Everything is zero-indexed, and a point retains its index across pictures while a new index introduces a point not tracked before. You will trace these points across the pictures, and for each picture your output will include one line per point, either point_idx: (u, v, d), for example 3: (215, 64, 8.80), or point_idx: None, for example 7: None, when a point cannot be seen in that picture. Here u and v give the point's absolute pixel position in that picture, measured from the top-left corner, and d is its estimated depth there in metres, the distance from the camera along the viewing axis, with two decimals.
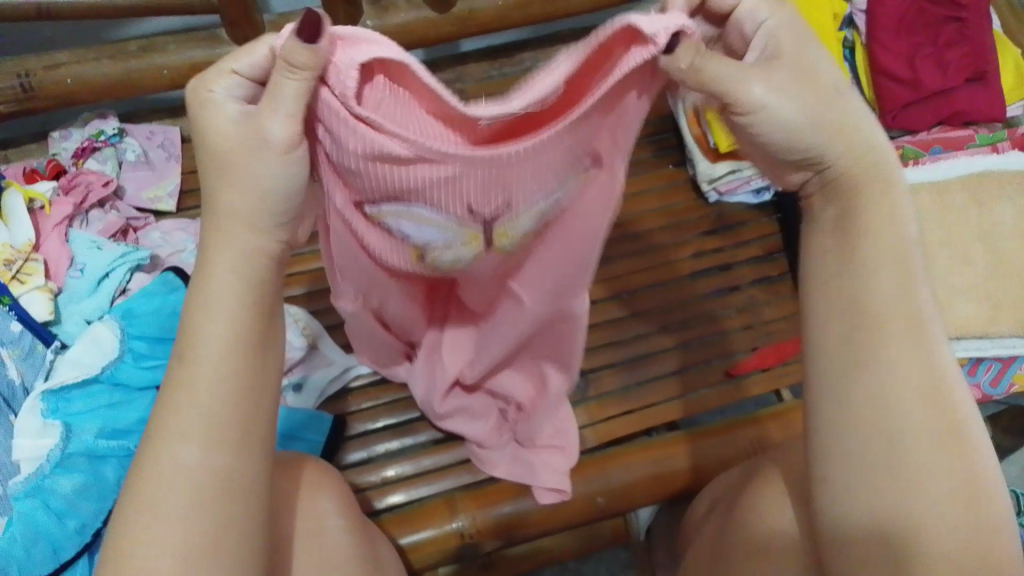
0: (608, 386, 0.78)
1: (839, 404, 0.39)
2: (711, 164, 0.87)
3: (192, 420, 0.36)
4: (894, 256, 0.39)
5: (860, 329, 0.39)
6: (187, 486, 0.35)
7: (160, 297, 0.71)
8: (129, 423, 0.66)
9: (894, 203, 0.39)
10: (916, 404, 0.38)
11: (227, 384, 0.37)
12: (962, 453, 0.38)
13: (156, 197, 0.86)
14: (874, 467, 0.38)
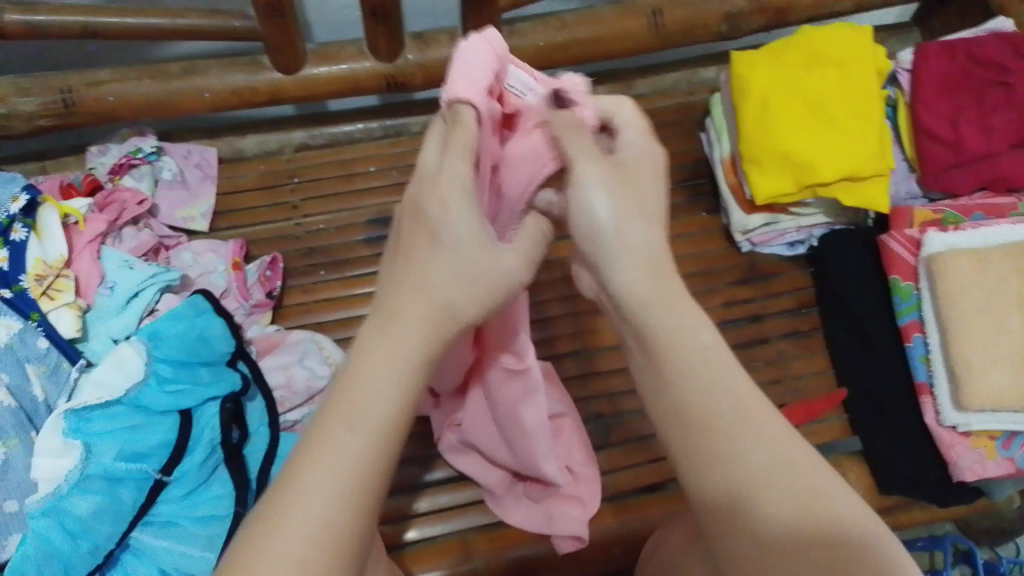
0: (630, 433, 0.81)
1: (709, 495, 0.38)
2: (746, 215, 0.84)
3: (329, 467, 0.37)
4: (703, 359, 0.41)
5: (694, 417, 0.40)
6: (298, 531, 0.35)
7: (188, 320, 0.71)
8: (149, 445, 0.66)
9: (679, 318, 0.42)
10: (756, 479, 0.37)
11: (367, 445, 0.38)
12: (815, 490, 0.36)
13: (190, 216, 0.87)
14: (752, 542, 0.36)
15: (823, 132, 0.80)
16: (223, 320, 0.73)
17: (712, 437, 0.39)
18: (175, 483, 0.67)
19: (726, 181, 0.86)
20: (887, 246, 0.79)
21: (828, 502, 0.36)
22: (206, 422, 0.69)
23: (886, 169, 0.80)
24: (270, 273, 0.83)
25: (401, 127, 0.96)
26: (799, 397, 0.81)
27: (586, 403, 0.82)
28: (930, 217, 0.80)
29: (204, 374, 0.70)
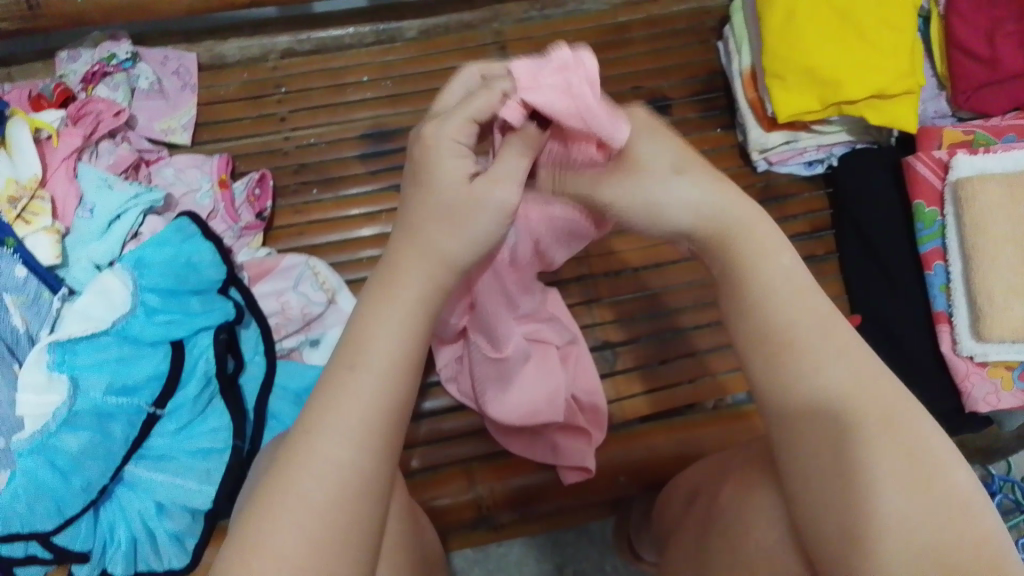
0: (636, 360, 0.80)
1: (792, 420, 0.40)
2: (764, 134, 0.80)
3: (337, 443, 0.34)
4: (789, 282, 0.41)
5: (792, 342, 0.40)
6: (317, 492, 0.34)
7: (176, 246, 0.67)
8: (140, 379, 0.63)
9: (765, 257, 0.42)
10: (831, 403, 0.39)
11: (373, 405, 0.35)
12: (909, 445, 0.37)
13: (170, 128, 0.82)
14: (830, 471, 0.38)
15: (849, 47, 0.75)
16: (214, 246, 0.68)
17: (795, 363, 0.40)
18: (169, 417, 0.64)
19: (745, 96, 0.81)
20: (914, 168, 0.75)
21: (897, 428, 0.38)
22: (200, 352, 0.65)
23: (914, 87, 0.76)
24: (259, 191, 0.78)
25: (394, 32, 0.90)
26: None
27: (592, 331, 0.81)
28: (959, 138, 0.75)
29: (195, 303, 0.66)
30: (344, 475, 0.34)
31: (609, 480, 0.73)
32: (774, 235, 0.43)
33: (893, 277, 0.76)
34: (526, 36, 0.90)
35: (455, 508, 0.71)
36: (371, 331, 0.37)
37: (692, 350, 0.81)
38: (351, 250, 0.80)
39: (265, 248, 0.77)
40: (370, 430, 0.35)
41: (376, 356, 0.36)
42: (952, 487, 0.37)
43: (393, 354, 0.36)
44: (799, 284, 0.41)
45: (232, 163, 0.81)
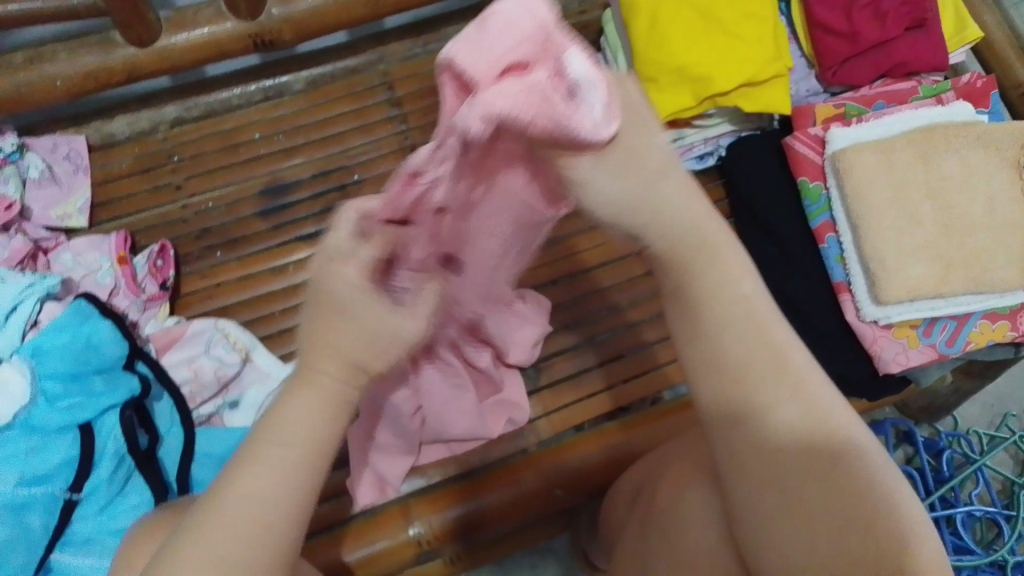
0: (560, 374, 0.80)
1: (733, 456, 0.39)
2: None
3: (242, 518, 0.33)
4: (742, 310, 0.39)
5: (725, 387, 0.39)
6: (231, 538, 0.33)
7: (73, 328, 0.66)
8: (50, 467, 0.62)
9: (717, 276, 0.40)
10: (784, 438, 0.37)
11: (291, 467, 0.35)
12: (856, 483, 0.36)
13: (66, 213, 0.82)
14: (777, 506, 0.37)
15: (715, 40, 0.77)
16: (110, 321, 0.68)
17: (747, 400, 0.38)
18: (86, 501, 0.63)
19: None
20: (794, 148, 0.77)
21: (857, 467, 0.36)
22: (109, 432, 0.65)
23: (783, 71, 0.78)
24: (161, 262, 0.78)
25: (281, 86, 0.90)
26: None
27: None
28: (832, 113, 0.78)
29: (98, 382, 0.66)
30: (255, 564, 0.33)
31: (547, 494, 0.73)
32: (726, 252, 0.41)
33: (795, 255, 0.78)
34: (412, 73, 0.91)
35: (395, 550, 0.69)
36: (290, 421, 0.36)
37: (614, 353, 0.81)
38: (261, 307, 0.79)
39: (173, 317, 0.77)
40: (285, 525, 0.34)
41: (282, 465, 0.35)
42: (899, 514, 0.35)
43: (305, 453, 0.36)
44: (747, 311, 0.39)
45: (131, 238, 0.81)
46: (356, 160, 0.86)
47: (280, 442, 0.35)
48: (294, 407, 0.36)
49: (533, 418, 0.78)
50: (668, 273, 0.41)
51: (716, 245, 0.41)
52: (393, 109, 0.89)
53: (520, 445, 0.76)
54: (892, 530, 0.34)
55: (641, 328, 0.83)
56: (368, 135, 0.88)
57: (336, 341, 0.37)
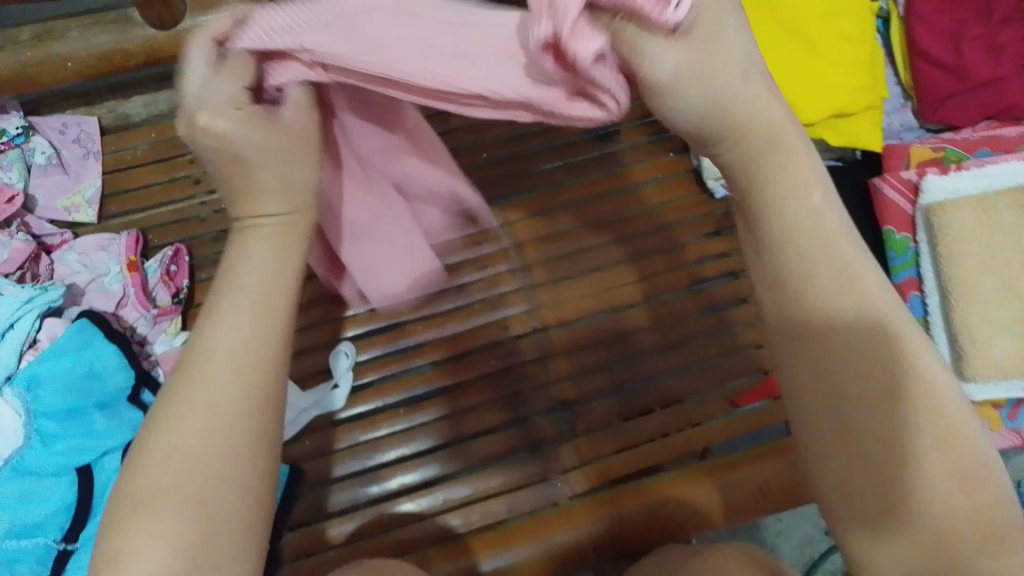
0: (599, 420, 0.73)
1: (813, 375, 0.31)
2: None
3: (183, 464, 0.31)
4: (799, 213, 0.32)
5: (808, 254, 0.32)
6: (198, 463, 0.31)
7: (72, 355, 0.60)
8: (43, 514, 0.57)
9: (792, 147, 0.33)
10: (851, 332, 0.31)
11: (205, 439, 0.32)
12: (896, 385, 0.31)
13: (74, 204, 0.75)
14: (829, 402, 0.31)
15: (804, 63, 0.68)
16: (118, 348, 0.62)
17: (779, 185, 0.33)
18: (82, 551, 0.58)
19: None
20: (881, 192, 0.69)
21: (906, 369, 0.31)
22: (108, 477, 0.59)
23: (876, 102, 0.69)
24: (175, 268, 0.71)
25: None
26: None
27: (548, 390, 0.73)
28: (926, 156, 0.70)
29: (98, 420, 0.60)
30: (223, 432, 0.32)
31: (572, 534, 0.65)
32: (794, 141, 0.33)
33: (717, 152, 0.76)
34: None
35: None
36: (213, 338, 0.34)
37: (661, 401, 0.74)
38: None
39: (184, 331, 0.71)
40: (227, 495, 0.31)
41: (214, 369, 0.33)
42: (949, 420, 0.31)
43: (233, 384, 0.33)
44: (804, 186, 0.33)
45: (142, 238, 0.74)
46: None
47: (223, 319, 0.35)
48: (227, 297, 0.36)
49: (567, 468, 0.71)
50: (740, 160, 0.33)
51: (785, 122, 0.34)
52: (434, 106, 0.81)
53: (551, 497, 0.70)
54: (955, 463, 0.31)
55: (693, 373, 0.75)
56: None
57: (273, 239, 0.39)
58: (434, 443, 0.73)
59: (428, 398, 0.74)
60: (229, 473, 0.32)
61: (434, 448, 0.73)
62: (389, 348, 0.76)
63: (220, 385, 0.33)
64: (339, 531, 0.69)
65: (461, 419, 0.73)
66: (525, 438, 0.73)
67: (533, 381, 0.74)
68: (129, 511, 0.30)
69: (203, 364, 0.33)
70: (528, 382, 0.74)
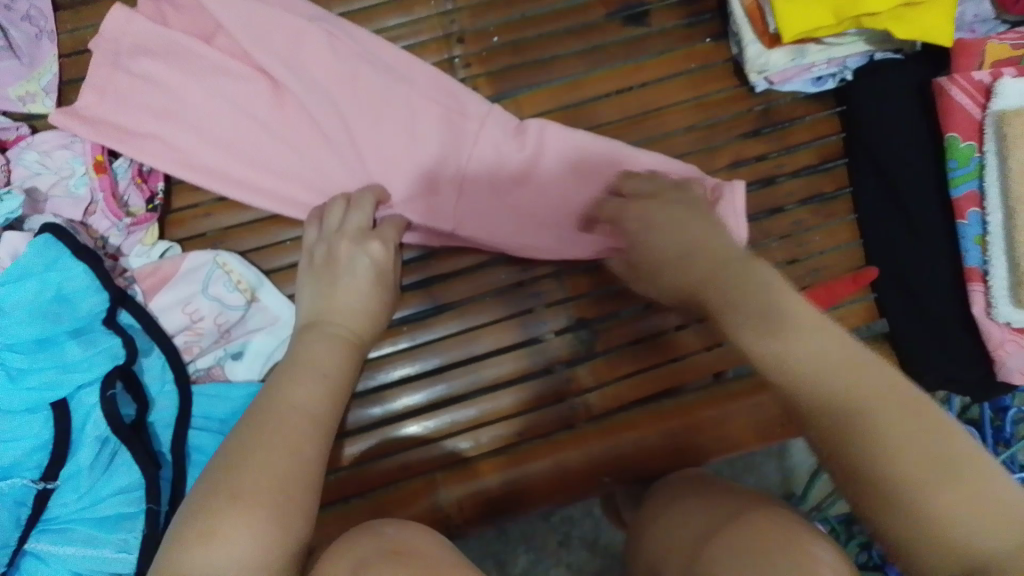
0: (618, 339, 0.69)
1: (826, 417, 0.39)
2: (766, 50, 0.67)
3: (257, 467, 0.43)
4: (812, 328, 0.42)
5: (767, 314, 0.43)
6: (271, 471, 0.43)
7: (37, 279, 0.54)
8: (18, 453, 0.53)
9: (740, 270, 0.47)
10: (861, 398, 0.39)
11: (278, 463, 0.43)
12: (914, 418, 0.38)
13: (29, 93, 0.65)
14: (846, 437, 0.39)
15: None
16: (90, 268, 0.55)
17: (736, 291, 0.45)
18: (64, 488, 0.54)
19: (740, 2, 0.67)
20: (949, 94, 0.63)
21: (901, 406, 0.38)
22: (87, 413, 0.54)
23: None
24: (149, 167, 0.64)
25: None
26: (821, 278, 0.70)
27: (565, 308, 0.68)
28: (1004, 55, 0.64)
29: (72, 351, 0.54)
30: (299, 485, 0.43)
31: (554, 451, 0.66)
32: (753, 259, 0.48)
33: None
34: None
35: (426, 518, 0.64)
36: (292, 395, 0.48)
37: (683, 320, 0.69)
38: (269, 234, 0.65)
39: (163, 242, 0.63)
40: (280, 517, 0.41)
41: (295, 418, 0.47)
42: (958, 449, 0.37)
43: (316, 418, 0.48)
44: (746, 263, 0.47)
45: None
46: None
47: (305, 378, 0.50)
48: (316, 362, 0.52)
49: (585, 390, 0.68)
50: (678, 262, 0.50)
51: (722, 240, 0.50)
52: None
53: (567, 420, 0.67)
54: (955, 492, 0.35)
55: None
56: (404, 16, 0.71)
57: (339, 291, 0.57)
58: (443, 362, 0.68)
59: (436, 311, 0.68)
60: (297, 495, 0.42)
61: (443, 368, 0.68)
62: None
63: (292, 447, 0.45)
64: (351, 454, 0.66)
65: (472, 334, 0.68)
66: (540, 357, 0.68)
67: (549, 298, 0.69)
68: (203, 517, 0.40)
69: (274, 418, 0.46)
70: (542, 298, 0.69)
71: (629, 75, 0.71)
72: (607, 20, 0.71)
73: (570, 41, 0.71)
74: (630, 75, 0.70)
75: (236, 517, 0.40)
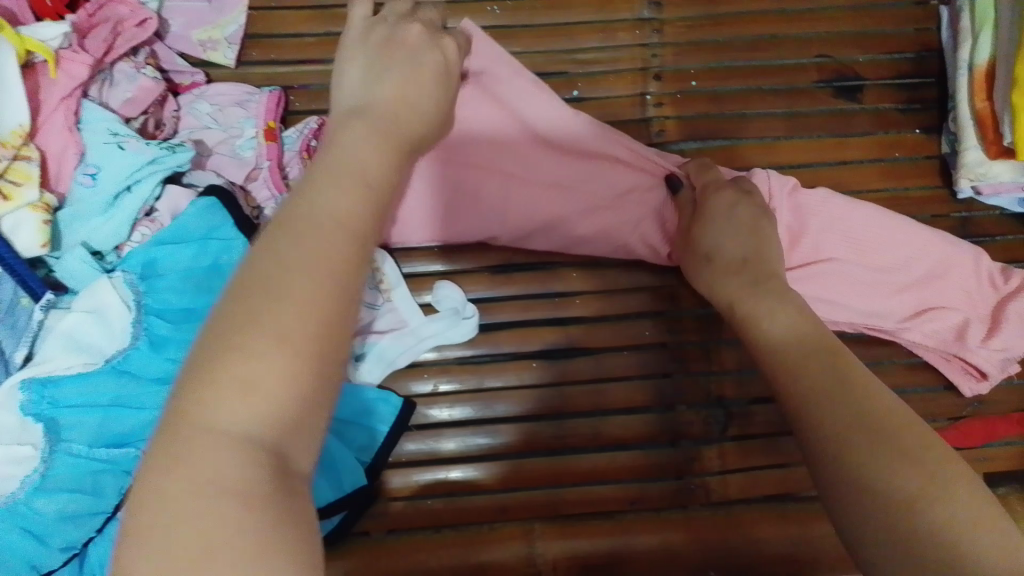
0: (755, 427, 0.64)
1: (828, 428, 0.39)
2: (987, 159, 0.61)
3: (278, 327, 0.29)
4: (826, 355, 0.43)
5: (808, 344, 0.44)
6: (316, 296, 0.30)
7: (196, 243, 0.52)
8: (138, 423, 0.49)
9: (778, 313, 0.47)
10: (888, 439, 0.37)
11: (319, 285, 0.30)
12: (919, 462, 0.36)
13: (211, 40, 0.63)
14: (898, 456, 0.37)
15: None
16: (247, 240, 0.53)
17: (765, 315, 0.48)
18: None
19: (971, 104, 0.62)
20: None
21: (925, 447, 0.37)
22: None
23: None
24: (316, 144, 0.61)
25: None
26: (982, 410, 0.64)
27: (704, 381, 0.64)
28: None
29: None
30: (295, 395, 0.29)
31: (625, 486, 0.63)
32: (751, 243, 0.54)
33: (976, 58, 0.62)
34: None
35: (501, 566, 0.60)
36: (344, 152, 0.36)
37: None
38: None
39: None
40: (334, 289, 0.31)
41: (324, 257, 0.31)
42: (938, 462, 0.37)
43: (340, 276, 0.31)
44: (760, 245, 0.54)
45: (285, 99, 0.62)
46: (581, 72, 0.66)
47: (306, 246, 0.31)
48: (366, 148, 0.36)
49: (707, 472, 0.63)
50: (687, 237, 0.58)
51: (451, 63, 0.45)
52: (647, 8, 0.67)
53: (681, 499, 0.63)
54: (940, 491, 0.35)
55: None
56: (604, 39, 0.67)
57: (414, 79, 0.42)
58: (546, 409, 0.63)
59: (563, 354, 0.64)
60: (327, 300, 0.30)
61: (559, 415, 0.63)
62: (532, 291, 0.65)
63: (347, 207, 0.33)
64: (445, 480, 0.62)
65: (602, 388, 0.64)
66: (665, 427, 0.64)
67: (691, 368, 0.64)
68: (194, 380, 0.28)
69: (292, 227, 0.32)
70: (684, 366, 0.64)
71: (824, 149, 0.66)
72: (817, 88, 0.66)
73: (773, 101, 0.66)
74: (825, 149, 0.66)
75: (243, 376, 0.28)
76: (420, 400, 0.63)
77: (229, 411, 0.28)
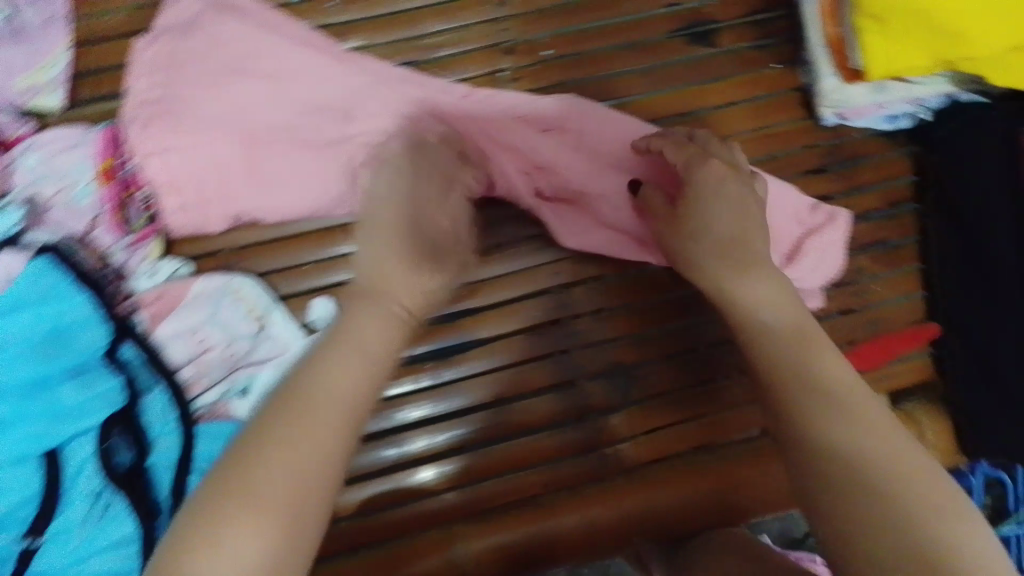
0: (660, 387, 0.64)
1: (841, 424, 0.41)
2: (843, 84, 0.61)
3: (308, 442, 0.37)
4: (796, 340, 0.45)
5: (799, 330, 0.45)
6: (326, 450, 0.37)
7: (33, 314, 0.53)
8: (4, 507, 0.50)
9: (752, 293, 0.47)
10: (863, 450, 0.39)
11: (335, 410, 0.38)
12: (918, 467, 0.38)
13: (35, 86, 0.59)
14: (911, 458, 0.39)
15: None
16: (90, 295, 0.55)
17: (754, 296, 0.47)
18: (52, 542, 0.50)
19: (820, 31, 0.61)
20: None
21: (888, 445, 0.39)
22: (80, 463, 0.51)
23: None
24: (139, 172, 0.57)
25: None
26: (877, 331, 0.65)
27: (603, 351, 0.63)
28: None
29: (68, 393, 0.52)
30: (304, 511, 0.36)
31: (540, 470, 0.62)
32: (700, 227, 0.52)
33: None
34: None
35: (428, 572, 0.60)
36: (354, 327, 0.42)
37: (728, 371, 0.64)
38: (288, 256, 0.59)
39: (167, 260, 0.57)
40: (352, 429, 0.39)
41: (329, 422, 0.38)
42: (908, 462, 0.38)
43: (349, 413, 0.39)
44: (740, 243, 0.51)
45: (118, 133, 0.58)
46: (430, 57, 0.64)
47: (316, 414, 0.38)
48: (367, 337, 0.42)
49: (619, 441, 0.63)
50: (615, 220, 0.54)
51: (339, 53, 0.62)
52: None
53: (597, 473, 0.62)
54: (942, 503, 0.37)
55: None
56: None
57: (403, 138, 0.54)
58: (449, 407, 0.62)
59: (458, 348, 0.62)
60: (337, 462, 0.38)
61: (464, 410, 0.62)
62: None
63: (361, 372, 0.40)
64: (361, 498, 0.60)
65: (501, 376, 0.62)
66: (571, 405, 0.63)
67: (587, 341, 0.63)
68: (234, 490, 0.35)
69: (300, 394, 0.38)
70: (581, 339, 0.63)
71: (687, 97, 0.65)
72: (670, 38, 0.65)
73: (629, 57, 0.65)
74: (689, 98, 0.65)
75: (273, 486, 0.35)
76: (389, 402, 0.61)
77: (240, 541, 0.34)
